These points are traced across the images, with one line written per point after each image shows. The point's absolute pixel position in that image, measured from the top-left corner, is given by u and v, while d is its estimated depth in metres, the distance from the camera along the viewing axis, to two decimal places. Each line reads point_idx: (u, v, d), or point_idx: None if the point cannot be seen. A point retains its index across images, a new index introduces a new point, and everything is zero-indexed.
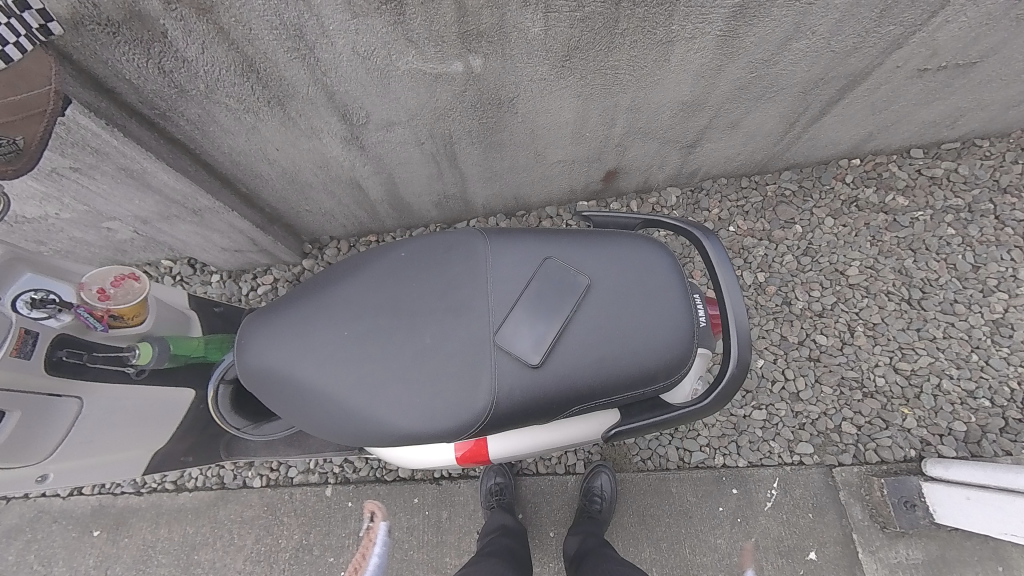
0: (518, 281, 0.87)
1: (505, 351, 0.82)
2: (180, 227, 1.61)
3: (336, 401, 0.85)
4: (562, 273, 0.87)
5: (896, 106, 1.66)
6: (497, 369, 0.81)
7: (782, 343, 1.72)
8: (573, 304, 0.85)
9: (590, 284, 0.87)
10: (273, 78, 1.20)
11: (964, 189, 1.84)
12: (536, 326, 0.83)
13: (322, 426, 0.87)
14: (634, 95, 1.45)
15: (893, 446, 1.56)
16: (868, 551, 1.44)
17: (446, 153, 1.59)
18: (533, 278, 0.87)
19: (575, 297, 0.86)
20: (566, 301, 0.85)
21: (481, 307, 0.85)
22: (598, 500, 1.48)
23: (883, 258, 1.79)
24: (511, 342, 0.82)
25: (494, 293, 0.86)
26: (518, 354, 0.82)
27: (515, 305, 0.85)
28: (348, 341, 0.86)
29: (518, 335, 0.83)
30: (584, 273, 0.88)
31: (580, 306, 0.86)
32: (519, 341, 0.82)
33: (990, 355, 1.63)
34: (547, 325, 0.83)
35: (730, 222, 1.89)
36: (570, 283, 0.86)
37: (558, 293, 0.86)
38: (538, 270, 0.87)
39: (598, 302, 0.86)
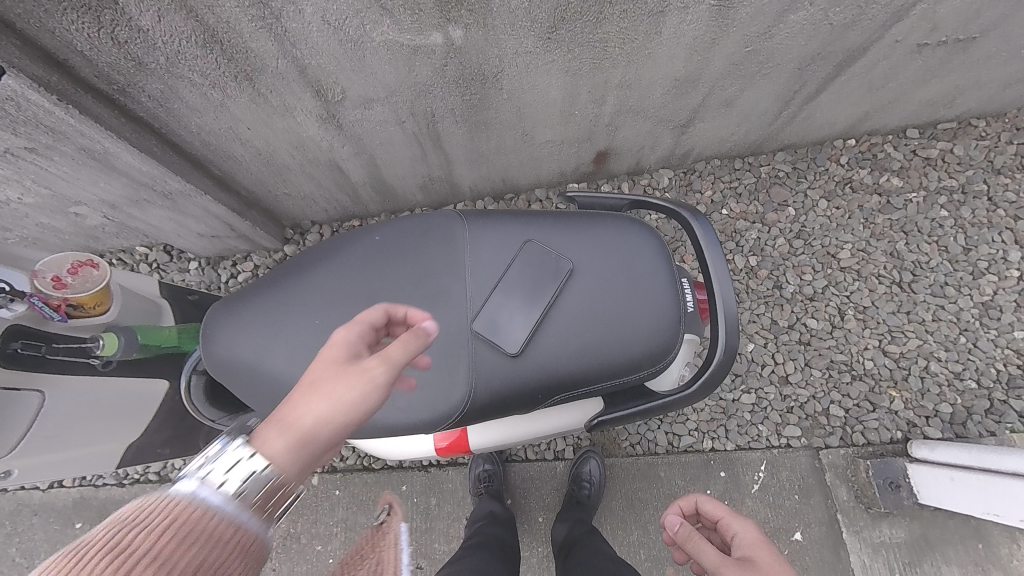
0: (500, 265, 0.83)
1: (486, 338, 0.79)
2: (152, 212, 1.54)
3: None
4: (545, 256, 0.83)
5: (894, 84, 1.61)
6: (476, 357, 0.78)
7: (773, 327, 1.70)
8: (558, 289, 0.82)
9: (575, 269, 0.83)
10: (239, 50, 1.12)
11: (958, 170, 1.81)
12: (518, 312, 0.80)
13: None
14: (624, 72, 1.39)
15: (880, 428, 1.56)
16: (853, 531, 1.45)
17: (430, 133, 1.52)
18: (515, 262, 0.83)
19: (559, 281, 0.82)
20: (550, 286, 0.82)
21: (460, 293, 0.81)
22: (587, 485, 1.48)
23: (875, 241, 1.77)
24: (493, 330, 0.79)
25: (474, 278, 0.82)
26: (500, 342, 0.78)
27: (495, 290, 0.81)
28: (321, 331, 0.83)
29: (499, 322, 0.79)
30: (568, 257, 0.84)
31: (564, 292, 0.82)
32: (502, 328, 0.79)
33: (978, 337, 1.63)
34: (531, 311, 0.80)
35: (723, 205, 1.85)
36: (553, 267, 0.83)
37: (542, 277, 0.82)
38: (520, 254, 0.84)
39: (583, 287, 0.83)
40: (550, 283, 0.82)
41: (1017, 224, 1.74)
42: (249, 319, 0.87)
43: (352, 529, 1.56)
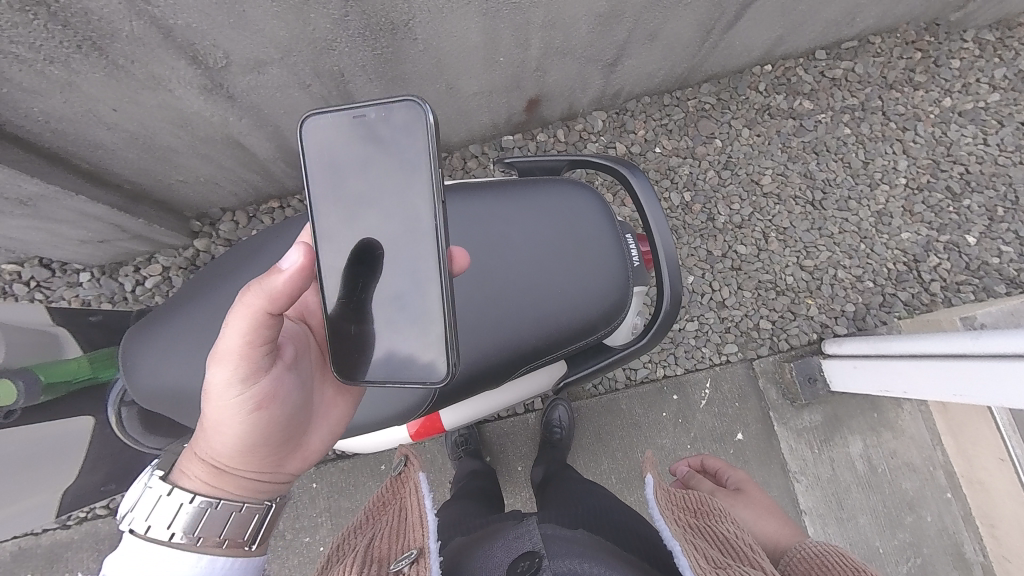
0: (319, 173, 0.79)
1: (399, 248, 0.77)
2: (10, 223, 1.29)
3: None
4: (336, 133, 0.78)
5: (802, 7, 1.65)
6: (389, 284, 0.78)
7: (709, 258, 1.83)
8: (397, 137, 0.76)
9: (377, 113, 0.77)
10: (74, 12, 0.91)
11: (858, 88, 1.95)
12: (394, 180, 0.77)
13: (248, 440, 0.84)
14: (546, 10, 1.29)
15: (800, 333, 1.79)
16: (782, 422, 1.70)
17: (341, 96, 1.36)
18: (320, 160, 0.78)
19: (388, 140, 0.77)
20: (382, 155, 0.77)
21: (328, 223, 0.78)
22: (558, 430, 1.59)
23: (791, 164, 1.90)
24: (405, 207, 0.77)
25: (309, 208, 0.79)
26: (423, 218, 0.76)
27: (352, 194, 0.78)
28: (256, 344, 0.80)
29: (380, 209, 0.77)
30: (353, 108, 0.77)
31: (402, 138, 0.76)
32: (415, 197, 0.76)
33: (874, 242, 1.86)
34: (404, 167, 0.76)
35: (656, 143, 1.88)
36: (368, 130, 0.77)
37: (373, 143, 0.77)
38: (319, 147, 0.78)
39: (415, 120, 0.75)
40: (382, 137, 0.77)
41: (905, 135, 1.92)
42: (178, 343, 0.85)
43: (338, 515, 1.58)
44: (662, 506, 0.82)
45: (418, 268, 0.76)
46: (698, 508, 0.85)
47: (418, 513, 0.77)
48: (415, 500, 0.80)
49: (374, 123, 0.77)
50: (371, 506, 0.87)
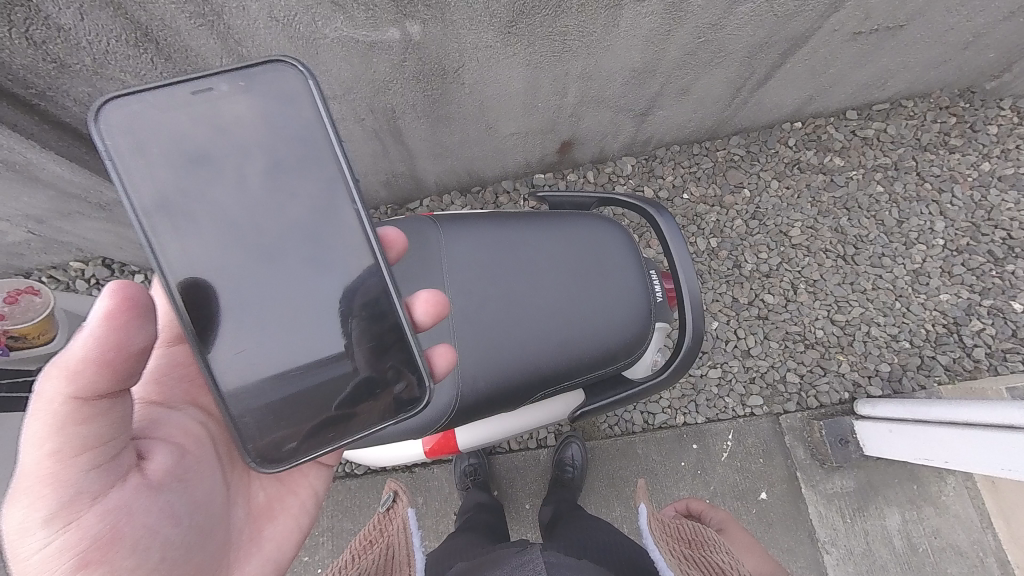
0: (168, 158, 0.72)
1: (308, 210, 0.80)
2: (87, 224, 1.44)
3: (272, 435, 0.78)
4: (175, 111, 0.72)
5: (833, 69, 1.71)
6: (304, 252, 0.79)
7: (734, 304, 1.81)
8: (266, 105, 0.77)
9: (225, 82, 0.75)
10: (177, 49, 1.06)
11: (891, 148, 1.96)
12: (280, 143, 0.78)
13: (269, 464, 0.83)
14: (584, 63, 1.40)
15: (830, 390, 1.71)
16: (810, 485, 1.59)
17: (391, 130, 1.48)
18: (168, 144, 0.72)
19: (260, 109, 0.77)
20: (251, 126, 0.77)
21: (226, 204, 0.75)
22: (570, 469, 1.54)
23: (821, 218, 1.90)
24: (302, 169, 0.80)
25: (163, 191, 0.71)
26: (326, 174, 0.81)
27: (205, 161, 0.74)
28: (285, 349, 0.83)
29: (268, 176, 0.77)
30: (190, 81, 0.73)
31: (273, 103, 0.78)
32: (313, 158, 0.80)
33: (911, 301, 1.80)
34: (286, 132, 0.79)
35: (684, 190, 1.92)
36: (224, 103, 0.75)
37: (240, 115, 0.76)
38: (163, 130, 0.72)
39: (284, 84, 0.78)
40: (243, 104, 0.76)
41: (941, 196, 1.90)
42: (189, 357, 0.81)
43: (339, 536, 1.55)
44: (661, 547, 0.96)
45: (331, 223, 0.81)
46: (694, 555, 0.96)
47: (406, 551, 0.94)
48: (404, 544, 0.95)
49: (225, 94, 0.75)
50: (363, 545, 1.00)
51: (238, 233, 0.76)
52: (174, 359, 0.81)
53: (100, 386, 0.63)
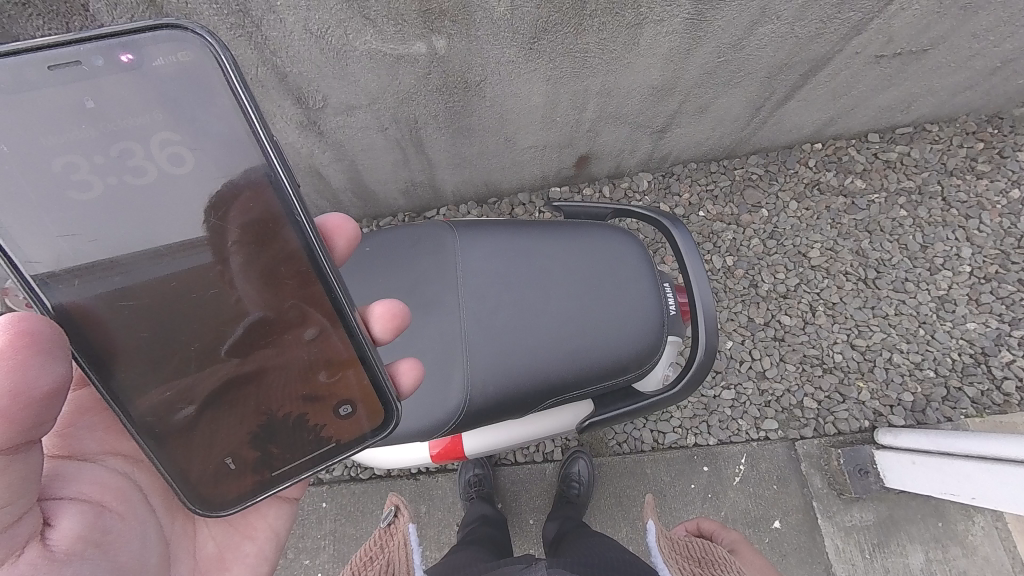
0: (42, 147, 0.67)
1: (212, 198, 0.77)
2: None
3: (261, 444, 0.84)
4: (33, 90, 0.65)
5: (855, 92, 1.71)
6: (216, 242, 0.77)
7: (750, 324, 1.78)
8: (156, 80, 0.70)
9: (99, 55, 0.67)
10: None
11: (915, 172, 1.93)
12: (176, 125, 0.73)
13: (272, 477, 0.85)
14: (603, 79, 1.42)
15: (850, 417, 1.65)
16: (826, 516, 1.53)
17: (412, 139, 1.52)
18: (43, 130, 0.67)
19: (151, 86, 0.70)
20: (138, 107, 0.70)
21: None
22: (576, 485, 1.51)
23: (842, 240, 1.86)
24: (203, 152, 0.75)
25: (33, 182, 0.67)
26: (236, 160, 0.76)
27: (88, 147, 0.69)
28: (285, 360, 0.84)
29: (164, 162, 0.73)
30: (48, 52, 0.65)
31: (166, 79, 0.71)
32: (218, 141, 0.75)
33: (936, 329, 1.74)
34: (184, 111, 0.72)
35: (700, 207, 1.92)
36: (100, 81, 0.68)
37: (123, 94, 0.69)
38: (29, 116, 0.66)
39: (185, 54, 0.70)
40: (125, 81, 0.69)
41: (968, 222, 1.85)
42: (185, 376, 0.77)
43: (341, 541, 1.54)
44: (668, 561, 1.00)
45: (241, 210, 0.78)
46: (706, 572, 0.96)
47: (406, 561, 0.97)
48: (404, 554, 0.99)
49: (101, 69, 0.68)
50: (366, 550, 1.05)
51: (130, 227, 0.73)
52: (81, 406, 0.79)
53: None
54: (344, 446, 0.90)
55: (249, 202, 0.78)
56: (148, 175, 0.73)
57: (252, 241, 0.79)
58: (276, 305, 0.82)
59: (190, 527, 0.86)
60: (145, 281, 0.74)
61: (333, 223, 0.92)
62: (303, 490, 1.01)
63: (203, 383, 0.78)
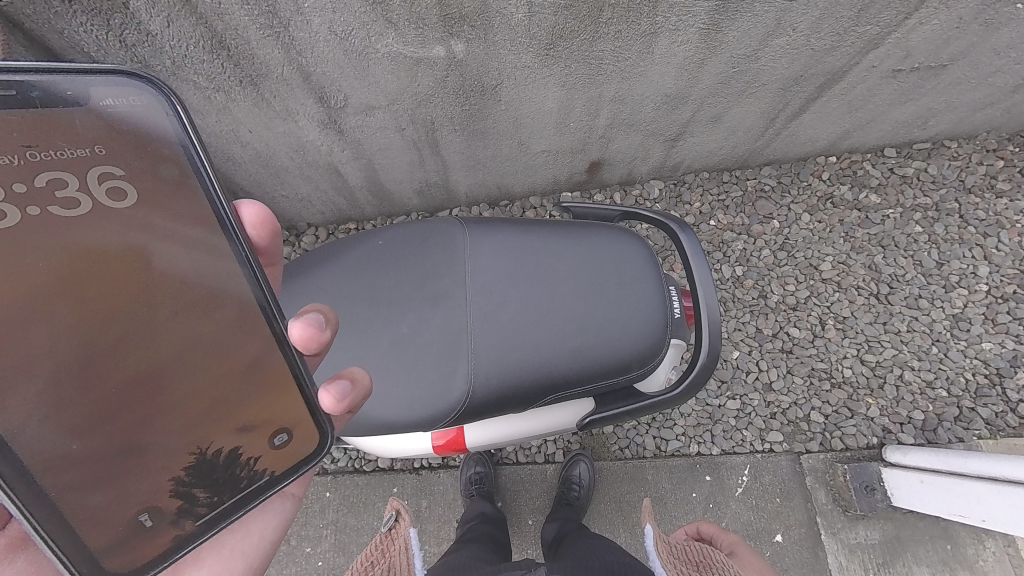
0: None
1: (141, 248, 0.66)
2: None
3: (181, 487, 0.72)
4: None
5: (871, 105, 1.70)
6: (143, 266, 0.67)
7: (757, 335, 1.76)
8: (99, 121, 0.60)
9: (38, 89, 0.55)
10: (245, 56, 1.16)
11: (932, 189, 1.90)
12: (118, 169, 0.62)
13: (194, 528, 0.72)
14: (618, 86, 1.44)
15: (857, 434, 1.62)
16: (830, 533, 1.50)
17: (429, 140, 1.56)
18: None
19: (89, 124, 0.60)
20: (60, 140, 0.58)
21: None
22: (576, 488, 1.51)
23: (855, 254, 1.85)
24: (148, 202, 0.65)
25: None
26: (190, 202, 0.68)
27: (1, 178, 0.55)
28: (204, 394, 0.73)
29: (92, 202, 0.62)
30: None
31: (119, 122, 0.61)
32: (165, 188, 0.66)
33: (949, 347, 1.71)
34: (127, 154, 0.63)
35: (711, 217, 1.92)
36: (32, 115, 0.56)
37: (45, 125, 0.57)
38: None
39: (135, 98, 0.61)
40: (49, 112, 0.57)
41: (986, 241, 1.82)
42: (92, 423, 0.65)
43: (342, 530, 1.57)
44: (666, 563, 1.02)
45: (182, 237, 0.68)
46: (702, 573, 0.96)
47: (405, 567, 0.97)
48: (405, 559, 0.99)
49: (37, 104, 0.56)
50: (369, 554, 1.06)
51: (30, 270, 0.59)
52: None
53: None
54: (280, 478, 0.79)
55: (179, 230, 0.68)
56: (60, 211, 0.60)
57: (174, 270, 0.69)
58: (202, 335, 0.72)
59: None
60: (33, 321, 0.60)
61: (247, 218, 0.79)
62: (304, 487, 0.95)
63: (111, 436, 0.66)
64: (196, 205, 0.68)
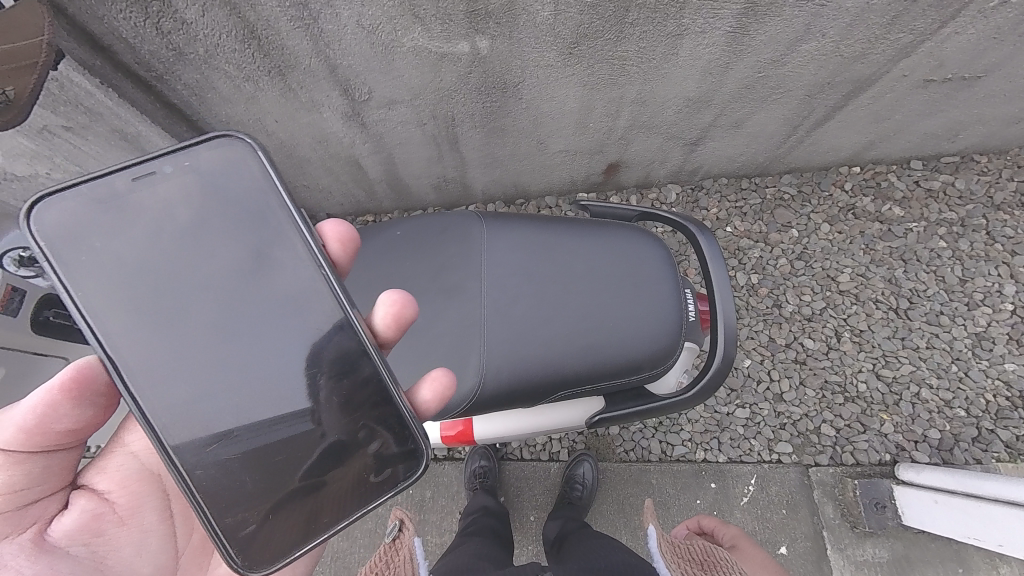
0: (139, 248, 0.79)
1: (246, 285, 0.83)
2: None
3: (284, 507, 0.83)
4: (124, 200, 0.78)
5: (899, 116, 1.66)
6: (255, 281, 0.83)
7: (770, 345, 1.74)
8: (212, 180, 0.81)
9: (168, 163, 0.80)
10: (275, 47, 1.19)
11: (958, 204, 1.85)
12: (230, 212, 0.82)
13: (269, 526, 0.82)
14: (640, 88, 1.44)
15: (869, 450, 1.59)
16: (837, 548, 1.48)
17: (449, 136, 1.57)
18: (136, 234, 0.79)
19: (207, 183, 0.81)
20: (193, 203, 0.81)
21: (98, 293, 0.76)
22: (579, 488, 1.52)
23: (874, 267, 1.81)
24: (246, 241, 0.83)
25: (97, 272, 0.76)
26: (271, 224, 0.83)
27: (172, 238, 0.80)
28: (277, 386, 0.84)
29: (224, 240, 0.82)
30: (131, 169, 0.78)
31: (216, 173, 0.81)
32: (258, 224, 0.83)
33: (969, 366, 1.67)
34: (229, 197, 0.82)
35: (728, 223, 1.90)
36: (174, 184, 0.80)
37: (184, 194, 0.81)
38: (124, 221, 0.78)
39: (231, 157, 0.82)
40: (185, 180, 0.80)
41: (1013, 259, 1.77)
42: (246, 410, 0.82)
43: None
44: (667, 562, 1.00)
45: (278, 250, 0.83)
46: None
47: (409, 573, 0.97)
48: (409, 565, 0.99)
49: (171, 175, 0.80)
50: (372, 565, 1.06)
51: (178, 306, 0.81)
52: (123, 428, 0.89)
53: (14, 444, 0.77)
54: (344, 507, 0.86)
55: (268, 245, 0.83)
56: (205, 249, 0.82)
57: (269, 297, 0.84)
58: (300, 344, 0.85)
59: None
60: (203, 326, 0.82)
61: (325, 228, 0.91)
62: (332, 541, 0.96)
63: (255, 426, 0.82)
64: (277, 231, 0.83)
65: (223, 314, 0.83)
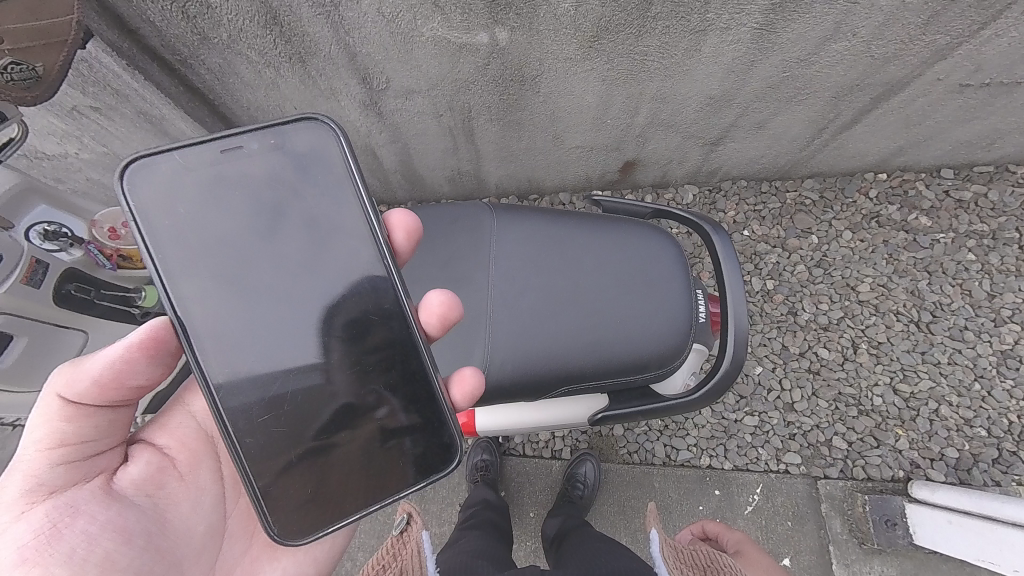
0: (220, 222, 0.80)
1: (309, 266, 0.84)
2: None
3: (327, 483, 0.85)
4: (211, 173, 0.79)
5: (931, 121, 1.60)
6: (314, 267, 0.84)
7: (783, 353, 1.70)
8: (293, 161, 0.81)
9: (256, 140, 0.80)
10: (296, 34, 1.20)
11: (990, 216, 1.78)
12: (307, 196, 0.82)
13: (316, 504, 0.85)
14: (661, 84, 1.41)
15: (882, 465, 1.55)
16: (843, 564, 1.45)
17: (464, 128, 1.57)
18: (219, 208, 0.80)
19: (290, 163, 0.81)
20: (271, 184, 0.81)
21: (177, 263, 0.78)
22: (581, 486, 1.51)
23: (897, 278, 1.75)
24: (316, 227, 0.83)
25: (176, 237, 0.78)
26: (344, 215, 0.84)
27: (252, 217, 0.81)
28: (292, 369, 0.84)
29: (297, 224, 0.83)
30: (220, 141, 0.79)
31: (300, 155, 0.81)
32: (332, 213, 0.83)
33: (993, 385, 1.60)
34: (308, 181, 0.82)
35: (745, 226, 1.86)
36: (258, 161, 0.81)
37: (266, 172, 0.81)
38: (209, 194, 0.79)
39: (315, 140, 0.81)
40: (269, 157, 0.81)
41: None
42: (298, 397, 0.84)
43: None
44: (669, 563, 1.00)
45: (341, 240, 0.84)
46: None
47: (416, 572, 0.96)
48: (416, 562, 0.98)
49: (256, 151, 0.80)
50: (380, 558, 1.05)
51: (249, 282, 0.82)
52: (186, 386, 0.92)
53: (88, 397, 0.75)
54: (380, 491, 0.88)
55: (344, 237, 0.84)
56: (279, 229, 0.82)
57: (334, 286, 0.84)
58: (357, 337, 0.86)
59: (204, 553, 0.85)
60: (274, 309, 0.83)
61: (393, 217, 0.90)
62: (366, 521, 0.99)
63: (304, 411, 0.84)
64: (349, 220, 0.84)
65: (281, 293, 0.83)
